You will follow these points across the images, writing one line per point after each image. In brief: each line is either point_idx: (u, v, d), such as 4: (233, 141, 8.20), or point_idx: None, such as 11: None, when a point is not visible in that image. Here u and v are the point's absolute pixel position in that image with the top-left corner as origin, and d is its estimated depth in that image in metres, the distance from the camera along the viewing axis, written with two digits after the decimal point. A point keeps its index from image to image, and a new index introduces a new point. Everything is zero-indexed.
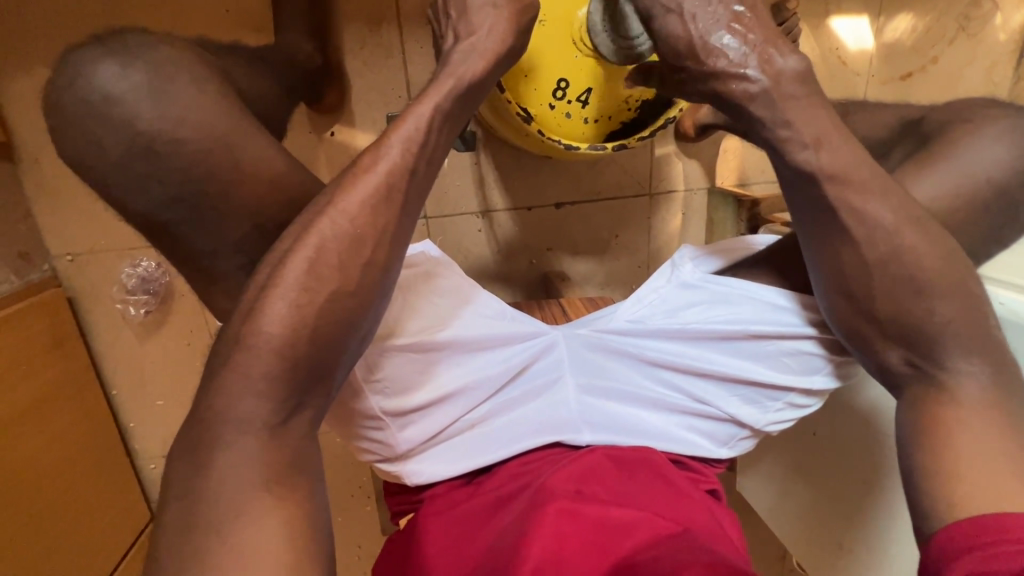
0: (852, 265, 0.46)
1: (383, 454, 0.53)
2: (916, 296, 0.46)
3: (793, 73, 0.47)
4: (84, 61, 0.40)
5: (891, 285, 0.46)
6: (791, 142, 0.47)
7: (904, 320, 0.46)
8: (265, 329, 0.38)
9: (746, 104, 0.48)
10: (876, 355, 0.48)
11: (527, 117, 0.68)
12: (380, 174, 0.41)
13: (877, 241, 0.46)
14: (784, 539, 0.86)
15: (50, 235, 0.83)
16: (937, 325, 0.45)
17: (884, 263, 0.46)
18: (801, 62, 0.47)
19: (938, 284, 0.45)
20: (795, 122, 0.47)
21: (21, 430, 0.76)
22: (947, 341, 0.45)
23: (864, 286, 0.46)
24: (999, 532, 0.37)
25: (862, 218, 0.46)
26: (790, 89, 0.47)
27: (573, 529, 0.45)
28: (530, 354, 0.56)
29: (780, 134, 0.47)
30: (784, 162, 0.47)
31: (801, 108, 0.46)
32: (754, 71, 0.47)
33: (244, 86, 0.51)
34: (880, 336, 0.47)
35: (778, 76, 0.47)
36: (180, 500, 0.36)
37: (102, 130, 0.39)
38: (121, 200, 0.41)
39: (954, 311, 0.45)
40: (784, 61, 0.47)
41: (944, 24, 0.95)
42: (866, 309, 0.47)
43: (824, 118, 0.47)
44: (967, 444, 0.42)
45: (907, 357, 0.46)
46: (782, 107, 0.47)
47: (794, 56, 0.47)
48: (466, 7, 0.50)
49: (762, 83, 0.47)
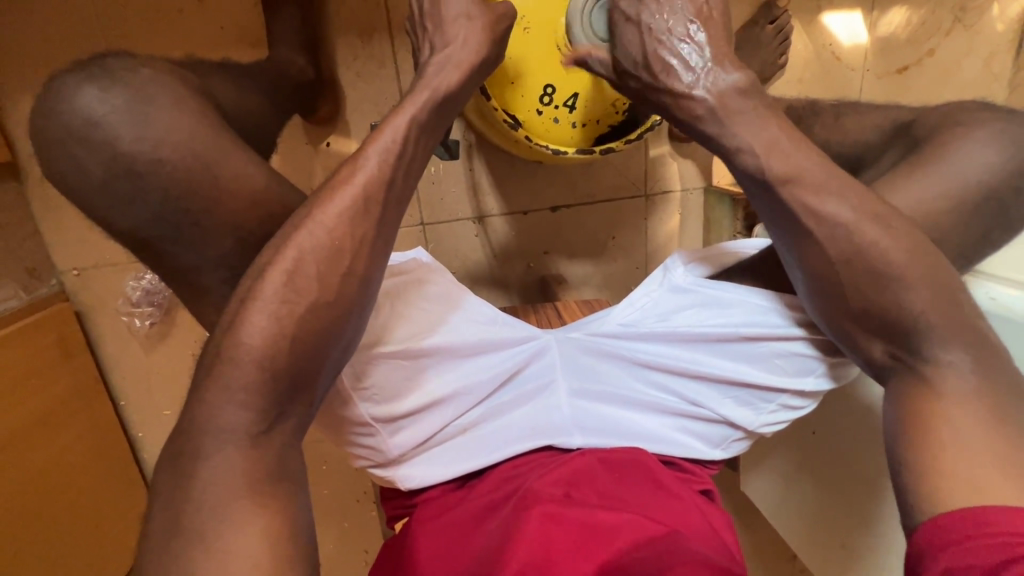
0: (823, 265, 0.46)
1: (375, 460, 0.54)
2: (886, 290, 0.45)
3: (736, 90, 0.49)
4: (66, 88, 0.41)
5: (872, 284, 0.46)
6: (743, 152, 0.48)
7: (885, 313, 0.46)
8: (245, 341, 0.39)
9: (694, 122, 0.50)
10: (860, 351, 0.48)
11: (514, 123, 0.69)
12: (357, 186, 0.43)
13: (840, 240, 0.46)
14: (793, 541, 0.85)
15: (57, 250, 0.85)
16: (923, 323, 0.45)
17: (849, 260, 0.46)
18: (744, 80, 0.50)
19: (907, 276, 0.45)
20: (766, 126, 0.48)
21: (32, 438, 0.78)
22: (930, 336, 0.45)
23: (837, 283, 0.46)
24: (978, 525, 0.37)
25: (823, 220, 0.46)
26: (736, 106, 0.49)
27: (559, 532, 0.46)
28: (521, 360, 0.56)
29: (729, 145, 0.49)
30: (741, 171, 0.49)
31: (749, 123, 0.48)
32: (701, 91, 0.50)
33: (230, 104, 0.52)
34: (862, 330, 0.47)
35: (721, 93, 0.49)
36: (167, 507, 0.37)
37: (84, 152, 0.41)
38: (106, 219, 0.43)
39: (929, 301, 0.45)
40: (727, 79, 0.50)
41: (940, 16, 0.95)
42: (843, 306, 0.47)
43: (775, 128, 0.48)
44: (947, 438, 0.42)
45: (890, 351, 0.46)
46: (746, 118, 0.49)
47: (736, 74, 0.50)
48: (441, 18, 0.51)
49: (707, 102, 0.50)
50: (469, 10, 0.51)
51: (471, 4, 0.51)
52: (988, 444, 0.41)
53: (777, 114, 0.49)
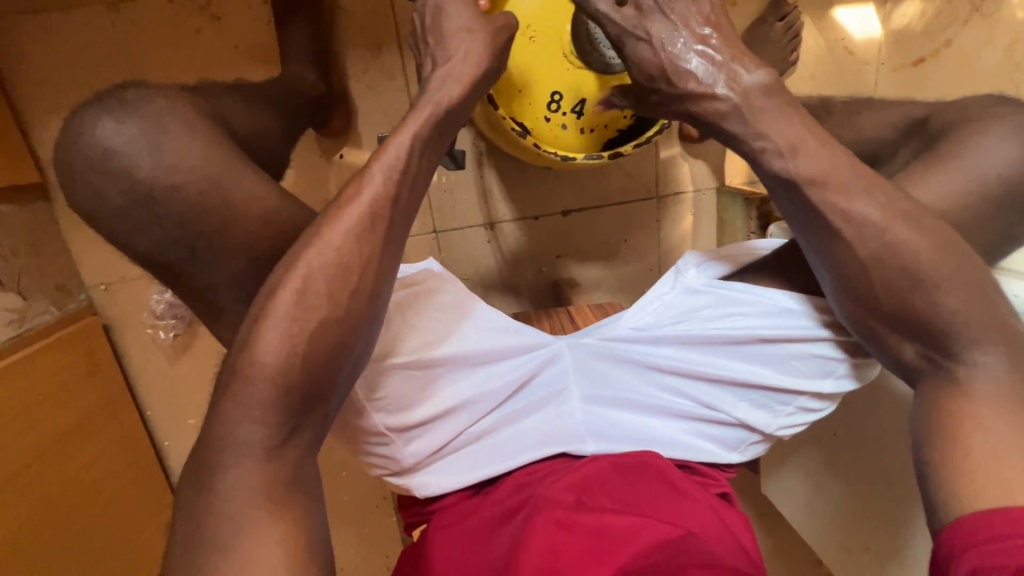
0: (849, 266, 0.46)
1: (390, 468, 0.55)
2: (914, 290, 0.45)
3: (760, 88, 0.49)
4: (86, 119, 0.43)
5: (897, 283, 0.45)
6: (768, 151, 0.48)
7: (912, 314, 0.45)
8: (260, 358, 0.40)
9: (720, 121, 0.50)
10: (892, 352, 0.47)
11: (523, 131, 0.70)
12: (363, 204, 0.44)
13: (868, 240, 0.46)
14: (817, 544, 0.84)
15: (85, 267, 0.89)
16: (950, 321, 0.44)
17: (878, 259, 0.46)
18: (767, 76, 0.50)
19: (941, 276, 0.45)
20: (777, 129, 0.48)
21: (68, 448, 0.81)
22: (961, 337, 0.44)
23: (867, 285, 0.46)
24: (1006, 525, 0.37)
25: (852, 219, 0.46)
26: (761, 103, 0.49)
27: (569, 540, 0.46)
28: (533, 366, 0.56)
29: (756, 145, 0.49)
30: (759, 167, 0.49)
31: (775, 119, 0.49)
32: (723, 91, 0.50)
33: (244, 126, 0.54)
34: (893, 332, 0.46)
35: (745, 91, 0.49)
36: (188, 519, 0.38)
37: (104, 181, 0.42)
38: (125, 243, 0.44)
39: (962, 303, 0.44)
40: (750, 77, 0.50)
41: (957, 5, 0.92)
42: (874, 306, 0.46)
43: (800, 125, 0.48)
44: (981, 445, 0.41)
45: (923, 352, 0.46)
46: (757, 118, 0.49)
47: (759, 71, 0.50)
48: (442, 33, 0.52)
49: (732, 100, 0.50)
50: (469, 24, 0.52)
51: (471, 18, 0.52)
52: (1006, 444, 0.41)
53: (787, 111, 0.49)
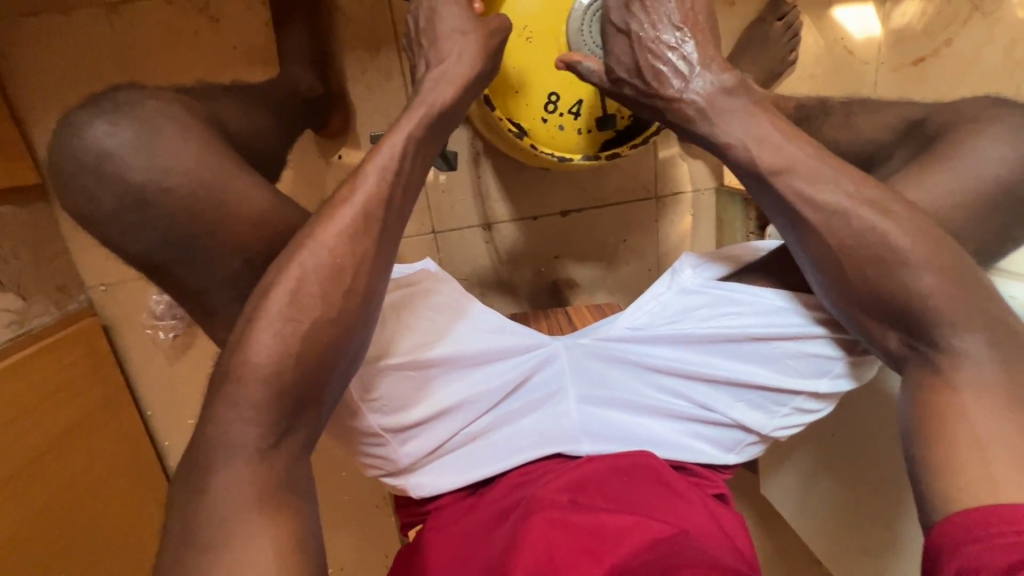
0: (822, 254, 0.47)
1: (386, 469, 0.55)
2: (890, 275, 0.45)
3: (723, 89, 0.51)
4: (80, 122, 0.43)
5: (871, 270, 0.45)
6: (733, 149, 0.50)
7: (888, 301, 0.45)
8: (252, 359, 0.40)
9: (688, 124, 0.53)
10: (876, 341, 0.47)
11: (519, 132, 0.70)
12: (356, 205, 0.44)
13: (837, 227, 0.46)
14: (816, 545, 0.84)
15: (85, 268, 0.89)
16: (928, 307, 0.44)
17: (848, 247, 0.46)
18: (732, 79, 0.52)
19: (916, 261, 0.44)
20: (743, 128, 0.50)
21: (67, 448, 0.81)
22: (940, 322, 0.44)
23: (841, 273, 0.46)
24: (1001, 522, 0.37)
25: (821, 208, 0.46)
26: (726, 104, 0.51)
27: (563, 538, 0.46)
28: (529, 367, 0.56)
29: (721, 142, 0.51)
30: (746, 172, 0.50)
31: (739, 119, 0.50)
32: (693, 95, 0.52)
33: (239, 128, 0.54)
34: (873, 320, 0.46)
35: (712, 94, 0.51)
36: (181, 519, 0.39)
37: (97, 184, 0.43)
38: (119, 246, 0.44)
39: (938, 286, 0.44)
40: (716, 80, 0.52)
41: (957, 4, 0.92)
42: (851, 294, 0.46)
43: (765, 122, 0.49)
44: (962, 433, 0.41)
45: (906, 340, 0.45)
46: (722, 119, 0.51)
47: (725, 74, 0.52)
48: (436, 35, 0.52)
49: (699, 104, 0.52)
50: (463, 25, 0.52)
51: (466, 20, 0.52)
52: (991, 434, 0.40)
53: (767, 117, 0.50)
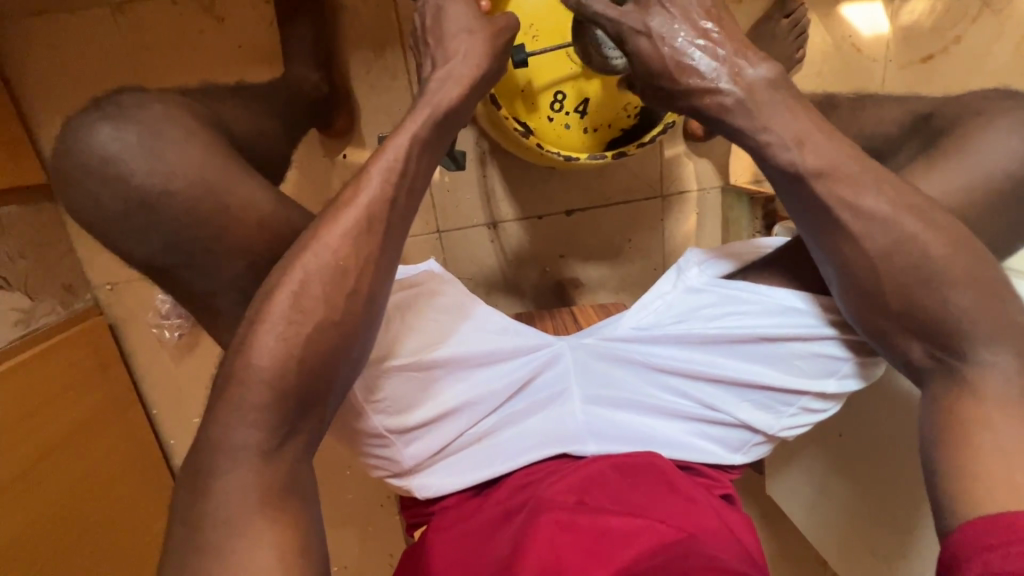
0: (858, 263, 0.46)
1: (391, 470, 0.55)
2: (926, 288, 0.44)
3: (765, 81, 0.48)
4: (83, 126, 0.43)
5: (906, 280, 0.45)
6: (773, 146, 0.47)
7: (920, 313, 0.45)
8: (255, 363, 0.40)
9: (723, 117, 0.48)
10: (898, 351, 0.46)
11: (526, 130, 0.69)
12: (361, 206, 0.44)
13: (878, 235, 0.45)
14: (822, 546, 0.84)
15: (91, 267, 0.89)
16: (958, 321, 0.44)
17: (888, 256, 0.45)
18: (772, 70, 0.48)
19: (950, 273, 0.44)
20: (781, 123, 0.47)
21: (73, 447, 0.82)
22: (970, 338, 0.44)
23: (875, 283, 0.45)
24: (1014, 529, 0.37)
25: (862, 214, 0.45)
26: (765, 97, 0.47)
27: (569, 539, 0.46)
28: (535, 367, 0.56)
29: (760, 139, 0.48)
30: (771, 166, 0.48)
31: (779, 114, 0.47)
32: (726, 84, 0.48)
33: (244, 129, 0.54)
34: (901, 330, 0.46)
35: (749, 85, 0.48)
36: (185, 522, 0.39)
37: (100, 187, 0.43)
38: (124, 248, 0.45)
39: (971, 303, 0.44)
40: (754, 71, 0.48)
41: (966, 1, 0.91)
42: (881, 304, 0.45)
43: (805, 120, 0.47)
44: (989, 444, 0.41)
45: (931, 352, 0.45)
46: (762, 113, 0.47)
47: (763, 65, 0.48)
48: (441, 34, 0.52)
49: (736, 95, 0.48)
50: (469, 25, 0.52)
51: (470, 20, 0.52)
52: (1016, 446, 0.40)
53: (795, 105, 0.48)
